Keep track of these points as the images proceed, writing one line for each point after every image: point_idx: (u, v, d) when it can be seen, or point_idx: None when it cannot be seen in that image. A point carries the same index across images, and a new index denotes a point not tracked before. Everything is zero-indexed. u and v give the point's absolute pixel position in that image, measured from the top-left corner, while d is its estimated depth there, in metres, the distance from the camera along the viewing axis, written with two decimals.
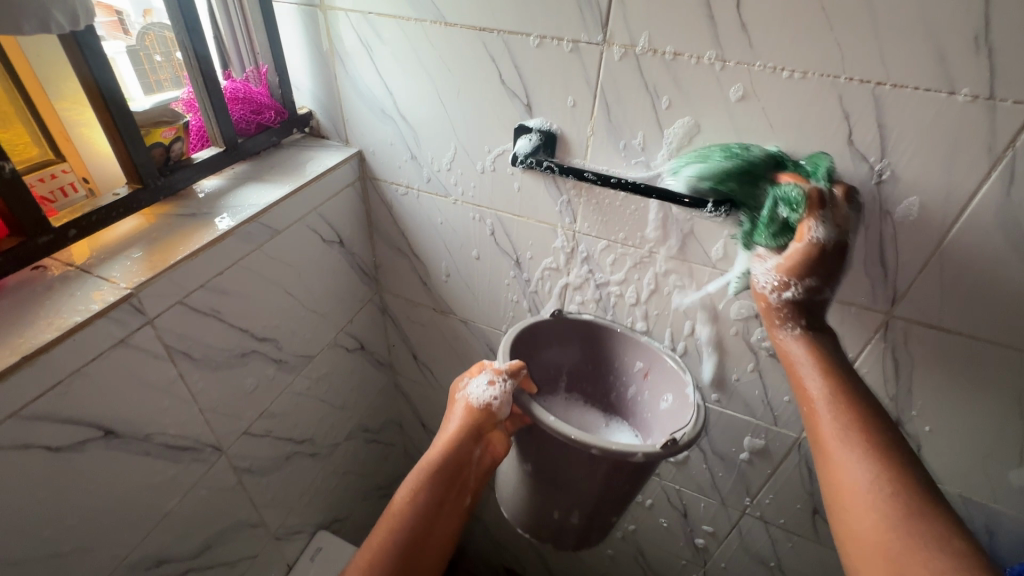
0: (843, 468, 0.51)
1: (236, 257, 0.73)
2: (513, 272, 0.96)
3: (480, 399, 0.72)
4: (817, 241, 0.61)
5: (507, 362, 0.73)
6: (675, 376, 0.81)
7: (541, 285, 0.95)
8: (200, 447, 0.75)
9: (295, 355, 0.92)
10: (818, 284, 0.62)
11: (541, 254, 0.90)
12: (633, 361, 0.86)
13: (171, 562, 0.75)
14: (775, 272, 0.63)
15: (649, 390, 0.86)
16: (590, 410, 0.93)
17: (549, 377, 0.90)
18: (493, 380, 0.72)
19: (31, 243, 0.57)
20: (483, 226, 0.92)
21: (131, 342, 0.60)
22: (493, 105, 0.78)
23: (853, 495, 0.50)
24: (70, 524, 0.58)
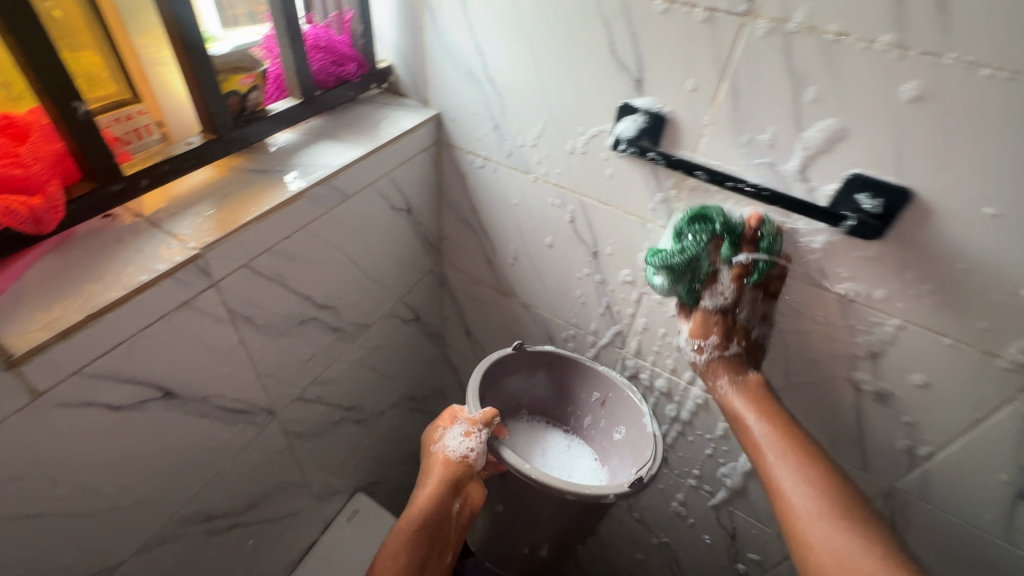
0: (790, 496, 0.62)
1: (305, 221, 0.68)
2: (587, 265, 0.88)
3: (457, 451, 0.74)
4: (709, 312, 0.71)
5: (481, 412, 0.75)
6: (635, 410, 0.91)
7: (615, 282, 0.87)
8: (254, 410, 0.73)
9: (352, 323, 0.89)
10: (724, 344, 0.71)
11: (622, 250, 0.82)
12: (592, 392, 0.97)
13: (219, 517, 0.75)
14: (689, 338, 0.74)
15: (606, 417, 0.96)
16: (551, 429, 1.03)
17: (512, 405, 0.99)
18: (466, 432, 0.75)
19: (103, 191, 0.53)
20: (562, 212, 0.85)
21: (195, 304, 0.57)
22: (596, 79, 0.69)
23: (802, 519, 0.60)
24: (128, 481, 0.58)
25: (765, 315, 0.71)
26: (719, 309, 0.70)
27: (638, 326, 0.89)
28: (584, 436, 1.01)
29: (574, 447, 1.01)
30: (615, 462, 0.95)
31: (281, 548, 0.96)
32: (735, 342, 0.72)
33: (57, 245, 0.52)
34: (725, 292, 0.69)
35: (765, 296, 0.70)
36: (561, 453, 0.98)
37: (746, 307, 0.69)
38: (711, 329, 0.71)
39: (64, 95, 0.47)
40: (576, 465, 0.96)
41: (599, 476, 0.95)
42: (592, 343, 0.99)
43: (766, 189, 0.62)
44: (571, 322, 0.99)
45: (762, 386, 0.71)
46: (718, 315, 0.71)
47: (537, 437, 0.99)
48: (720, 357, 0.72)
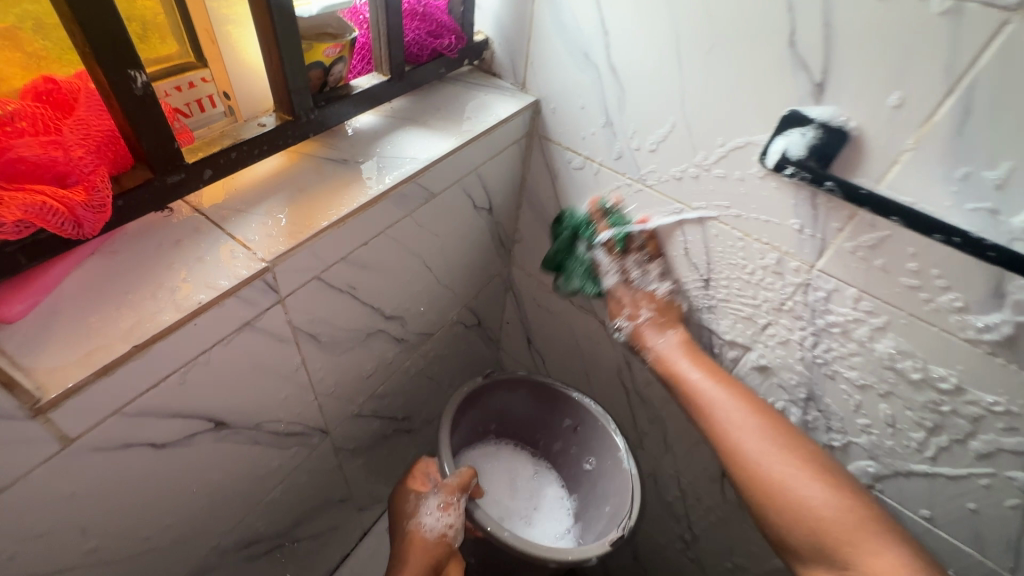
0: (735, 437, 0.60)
1: (385, 224, 0.57)
2: (695, 294, 0.74)
3: (434, 529, 0.68)
4: (612, 290, 0.75)
5: (457, 476, 0.71)
6: (608, 442, 0.90)
7: (719, 313, 0.74)
8: (308, 432, 0.65)
9: (416, 334, 0.79)
10: (637, 314, 0.74)
11: (747, 283, 0.68)
12: (564, 417, 0.96)
13: (260, 542, 0.68)
14: (614, 323, 0.76)
15: (576, 444, 0.97)
16: (520, 452, 1.05)
17: (479, 432, 1.00)
18: (444, 505, 0.69)
19: (161, 182, 0.43)
20: (673, 230, 0.71)
21: (257, 325, 0.47)
22: (757, 79, 0.55)
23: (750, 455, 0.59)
24: (168, 521, 0.50)
25: (662, 272, 0.74)
26: (619, 284, 0.75)
27: (744, 370, 0.76)
28: (554, 459, 1.02)
29: (543, 472, 1.03)
30: (583, 490, 0.97)
31: (316, 562, 0.89)
32: (645, 308, 0.74)
33: (103, 245, 0.43)
34: (611, 267, 0.75)
35: (648, 259, 0.74)
36: (527, 483, 1.01)
37: (634, 274, 0.74)
38: (621, 308, 0.75)
39: (119, 61, 0.36)
40: (543, 494, 0.99)
41: (565, 505, 0.98)
42: None
43: (993, 248, 0.47)
44: None
45: (687, 339, 0.71)
46: (622, 290, 0.75)
47: (504, 464, 1.01)
48: (642, 323, 0.73)
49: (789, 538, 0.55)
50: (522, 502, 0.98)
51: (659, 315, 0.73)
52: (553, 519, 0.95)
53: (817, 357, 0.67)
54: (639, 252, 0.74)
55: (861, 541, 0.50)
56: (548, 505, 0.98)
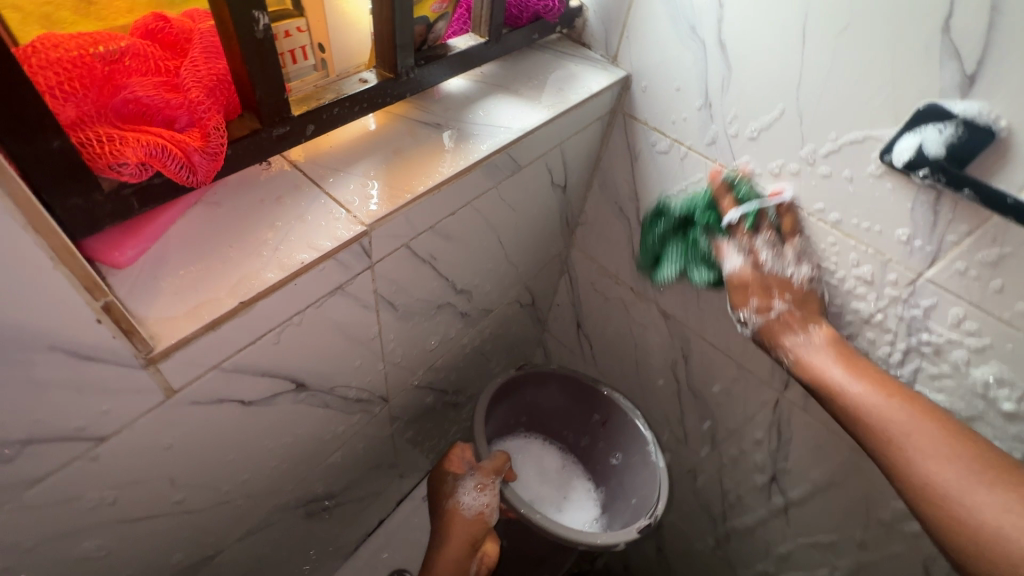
0: (938, 487, 0.44)
1: (472, 195, 0.55)
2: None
3: (472, 508, 0.67)
4: (730, 269, 0.63)
5: (492, 459, 0.70)
6: (636, 436, 0.89)
7: None
8: (371, 399, 0.64)
9: (478, 308, 0.77)
10: (769, 304, 0.61)
11: (833, 288, 0.63)
12: (593, 412, 0.94)
13: (315, 501, 0.69)
14: (738, 308, 0.63)
15: (605, 439, 0.95)
16: (549, 447, 1.02)
17: (511, 425, 0.97)
18: (481, 485, 0.69)
19: (267, 135, 0.41)
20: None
21: (348, 290, 0.46)
22: (893, 68, 0.50)
23: (948, 494, 0.44)
24: (243, 477, 0.50)
25: (796, 255, 0.62)
26: (747, 268, 0.62)
27: None
28: (581, 454, 1.00)
29: (571, 465, 1.01)
30: (612, 485, 0.94)
31: (359, 522, 0.90)
32: (778, 299, 0.61)
33: (205, 194, 0.41)
34: (739, 244, 0.63)
35: (784, 238, 0.62)
36: (554, 474, 0.99)
37: (766, 255, 0.61)
38: (749, 295, 0.62)
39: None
40: (571, 485, 0.98)
41: (593, 496, 0.97)
42: (738, 378, 0.83)
43: None
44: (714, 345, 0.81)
45: (835, 336, 0.58)
46: (752, 273, 0.62)
47: (532, 456, 1.00)
48: (778, 318, 0.61)
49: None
50: (551, 492, 0.97)
51: (797, 306, 0.61)
52: (581, 508, 0.95)
53: (900, 375, 0.61)
54: (773, 233, 0.62)
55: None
56: (576, 496, 0.97)
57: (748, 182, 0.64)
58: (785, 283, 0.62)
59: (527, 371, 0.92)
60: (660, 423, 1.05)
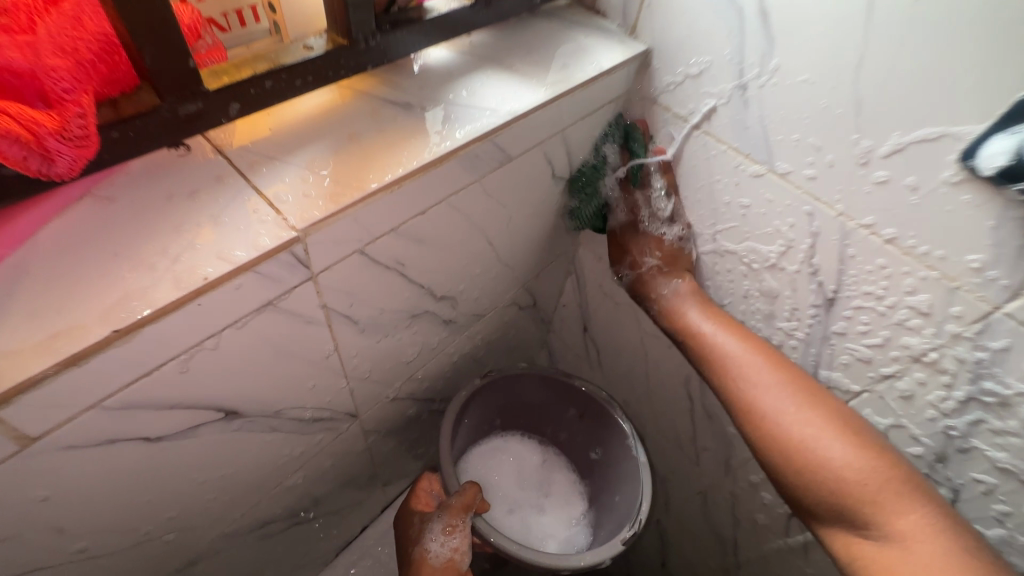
0: (762, 411, 0.53)
1: (451, 190, 0.46)
2: (810, 317, 0.58)
3: (440, 556, 0.61)
4: (621, 234, 0.72)
5: (460, 494, 0.64)
6: (615, 429, 0.81)
7: (827, 354, 0.58)
8: (337, 416, 0.57)
9: (467, 314, 0.68)
10: (639, 261, 0.70)
11: (879, 317, 0.52)
12: (570, 406, 0.87)
13: (274, 522, 0.62)
14: (618, 262, 0.73)
15: (583, 432, 0.87)
16: (529, 442, 0.94)
17: (484, 428, 0.89)
18: (449, 528, 0.62)
19: (171, 113, 0.33)
20: (799, 234, 0.55)
21: (283, 305, 0.38)
22: (978, 42, 0.38)
23: (785, 424, 0.51)
24: (172, 513, 0.44)
25: (671, 214, 0.68)
26: (627, 223, 0.71)
27: None
28: (564, 446, 0.93)
29: (553, 459, 0.93)
30: (595, 481, 0.87)
31: (340, 531, 0.85)
32: (651, 256, 0.69)
33: (96, 186, 0.33)
34: (622, 203, 0.70)
35: (666, 194, 0.67)
36: (535, 472, 0.91)
37: (645, 213, 0.68)
38: (626, 256, 0.71)
39: None
40: (552, 480, 0.90)
41: (578, 489, 0.89)
42: None
43: None
44: None
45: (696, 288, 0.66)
46: (626, 234, 0.71)
47: (510, 455, 0.91)
48: (650, 270, 0.69)
49: (827, 517, 0.48)
50: (531, 490, 0.89)
51: (666, 264, 0.68)
52: (563, 507, 0.87)
53: (954, 427, 0.50)
54: (655, 189, 0.67)
55: (915, 523, 0.43)
56: (558, 492, 0.89)
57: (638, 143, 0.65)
58: (659, 241, 0.69)
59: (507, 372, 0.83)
60: (670, 440, 0.95)
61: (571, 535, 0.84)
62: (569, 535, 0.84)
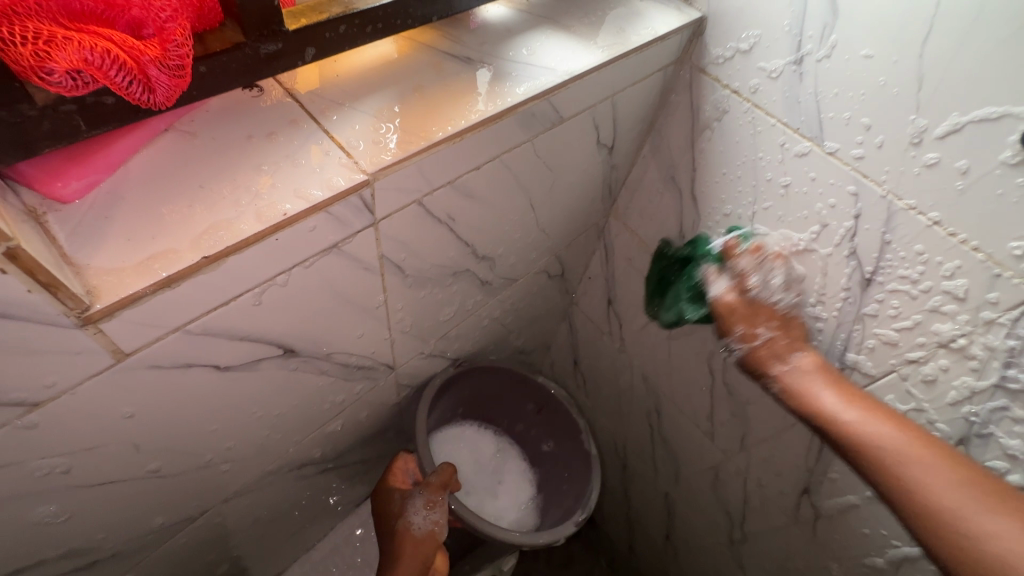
0: (892, 464, 0.41)
1: (504, 148, 0.47)
2: (841, 299, 0.57)
3: (421, 527, 0.68)
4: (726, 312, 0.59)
5: (438, 473, 0.70)
6: (568, 425, 0.91)
7: (854, 338, 0.58)
8: (376, 366, 0.59)
9: (501, 278, 0.70)
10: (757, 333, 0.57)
11: (910, 302, 0.52)
12: (528, 401, 0.95)
13: (311, 464, 0.66)
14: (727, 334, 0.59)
15: (538, 427, 0.96)
16: (484, 433, 1.00)
17: (449, 417, 0.92)
18: (430, 502, 0.69)
19: (252, 52, 0.33)
20: (838, 216, 0.55)
21: (346, 249, 0.39)
22: None
23: (879, 449, 0.42)
24: (229, 445, 0.46)
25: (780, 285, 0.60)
26: (734, 293, 0.59)
27: None
28: (518, 437, 1.00)
29: (507, 449, 1.00)
30: (544, 471, 0.96)
31: (364, 481, 0.89)
32: (765, 326, 0.57)
33: (179, 122, 0.35)
34: (730, 269, 0.61)
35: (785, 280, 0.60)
36: (491, 459, 0.98)
37: (756, 280, 0.59)
38: (739, 321, 0.58)
39: None
40: (506, 469, 0.98)
41: (528, 476, 0.98)
42: None
43: None
44: None
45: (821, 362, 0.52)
46: (740, 303, 0.59)
47: (469, 443, 0.97)
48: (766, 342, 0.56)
49: None
50: (486, 476, 0.96)
51: (784, 333, 0.57)
52: (516, 490, 0.96)
53: (975, 413, 0.50)
54: (773, 276, 0.59)
55: None
56: (510, 478, 0.97)
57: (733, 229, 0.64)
58: (770, 308, 0.58)
59: (486, 364, 0.87)
60: (686, 414, 0.97)
61: (520, 516, 0.93)
62: (519, 516, 0.93)
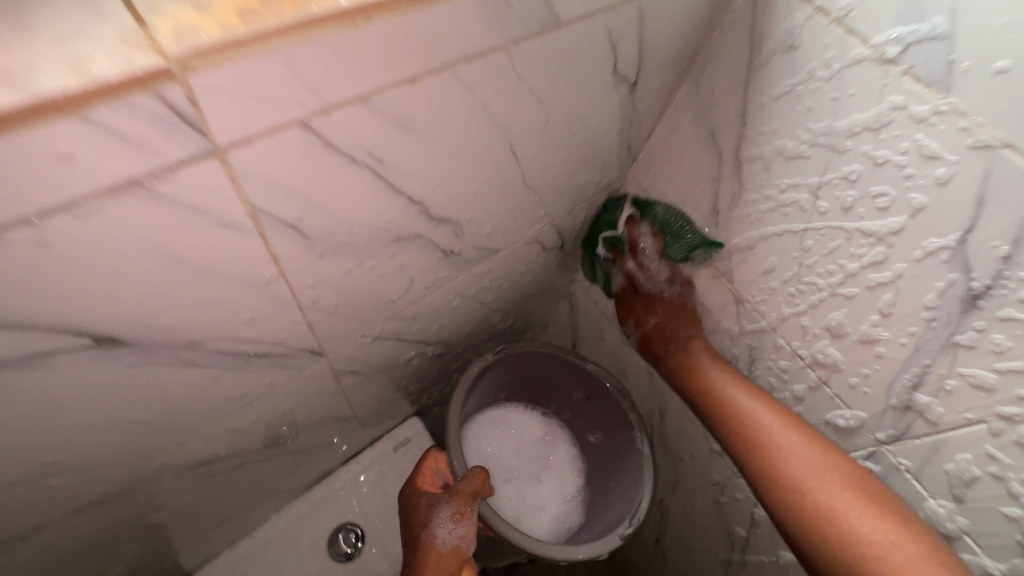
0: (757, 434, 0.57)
1: (459, 53, 0.30)
2: (924, 321, 0.45)
3: (447, 543, 0.57)
4: (621, 296, 0.79)
5: (469, 477, 0.61)
6: (620, 419, 0.82)
7: (935, 373, 0.46)
8: (294, 352, 0.46)
9: (475, 248, 0.54)
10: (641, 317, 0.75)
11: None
12: (575, 388, 0.87)
13: (217, 462, 0.53)
14: (624, 320, 0.79)
15: (586, 414, 0.89)
16: (530, 416, 0.93)
17: (490, 397, 0.88)
18: (458, 515, 0.59)
19: None
20: (949, 201, 0.40)
21: (165, 193, 0.24)
22: None
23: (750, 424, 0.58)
24: (51, 459, 0.35)
25: (669, 276, 0.71)
26: (626, 287, 0.77)
27: (889, 459, 0.53)
28: (567, 422, 0.93)
29: (555, 432, 0.93)
30: (593, 463, 0.89)
31: (307, 469, 0.78)
32: (655, 311, 0.73)
33: None
34: (621, 269, 0.76)
35: (658, 257, 0.70)
36: (536, 443, 0.91)
37: (640, 277, 0.74)
38: (631, 314, 0.78)
39: None
40: (553, 453, 0.90)
41: (578, 466, 0.90)
42: (819, 407, 0.59)
43: None
44: (802, 355, 0.58)
45: (712, 347, 0.67)
46: (627, 291, 0.77)
47: (512, 426, 0.91)
48: (648, 321, 0.74)
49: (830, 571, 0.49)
50: (531, 462, 0.89)
51: (676, 319, 0.71)
52: (562, 481, 0.88)
53: None
54: (648, 256, 0.71)
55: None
56: (557, 465, 0.90)
57: (615, 203, 0.73)
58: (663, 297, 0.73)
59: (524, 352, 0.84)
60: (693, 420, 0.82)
61: (565, 510, 0.86)
62: (563, 509, 0.86)
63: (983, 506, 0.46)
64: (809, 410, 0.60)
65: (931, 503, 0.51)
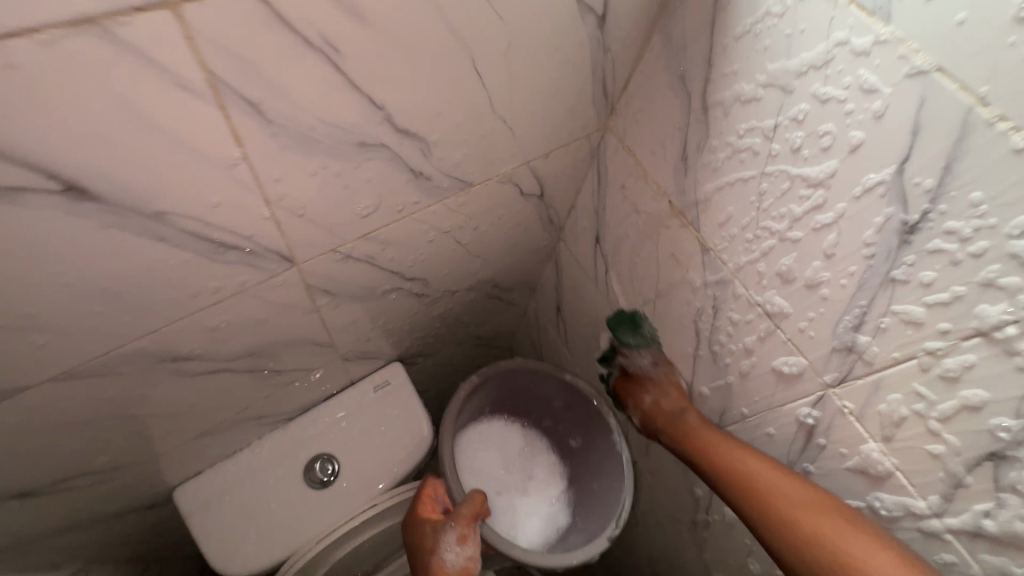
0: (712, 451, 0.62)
1: None
2: (863, 258, 0.47)
3: (455, 565, 0.69)
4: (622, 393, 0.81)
5: (469, 504, 0.72)
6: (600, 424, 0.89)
7: (872, 310, 0.48)
8: (263, 252, 0.49)
9: (445, 177, 0.57)
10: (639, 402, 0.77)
11: (953, 267, 0.40)
12: (556, 398, 0.94)
13: (198, 361, 0.57)
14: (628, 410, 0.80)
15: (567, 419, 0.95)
16: (511, 427, 0.97)
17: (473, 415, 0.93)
18: (462, 538, 0.70)
19: None
20: (884, 134, 0.42)
21: (120, 39, 0.29)
22: None
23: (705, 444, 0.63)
24: (33, 311, 0.39)
25: (652, 359, 0.77)
26: (623, 381, 0.81)
27: (832, 403, 0.55)
28: (546, 431, 0.98)
29: (537, 443, 0.97)
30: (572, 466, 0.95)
31: (287, 397, 0.82)
32: (649, 393, 0.75)
33: None
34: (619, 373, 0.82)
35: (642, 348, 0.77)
36: (519, 453, 0.95)
37: (631, 368, 0.78)
38: (631, 401, 0.78)
39: None
40: (535, 462, 0.95)
41: (559, 470, 0.94)
42: (771, 354, 0.61)
43: None
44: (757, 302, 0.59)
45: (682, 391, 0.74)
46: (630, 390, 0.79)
47: (494, 439, 0.94)
48: (648, 404, 0.75)
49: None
50: (516, 473, 0.93)
51: (664, 393, 0.74)
52: (547, 486, 0.92)
53: (1006, 430, 0.40)
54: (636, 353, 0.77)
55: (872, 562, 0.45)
56: (539, 474, 0.94)
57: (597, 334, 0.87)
58: (652, 378, 0.76)
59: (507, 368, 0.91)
60: None
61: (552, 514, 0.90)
62: (550, 513, 0.90)
63: (910, 446, 0.48)
64: (763, 358, 0.62)
65: (867, 446, 0.53)
